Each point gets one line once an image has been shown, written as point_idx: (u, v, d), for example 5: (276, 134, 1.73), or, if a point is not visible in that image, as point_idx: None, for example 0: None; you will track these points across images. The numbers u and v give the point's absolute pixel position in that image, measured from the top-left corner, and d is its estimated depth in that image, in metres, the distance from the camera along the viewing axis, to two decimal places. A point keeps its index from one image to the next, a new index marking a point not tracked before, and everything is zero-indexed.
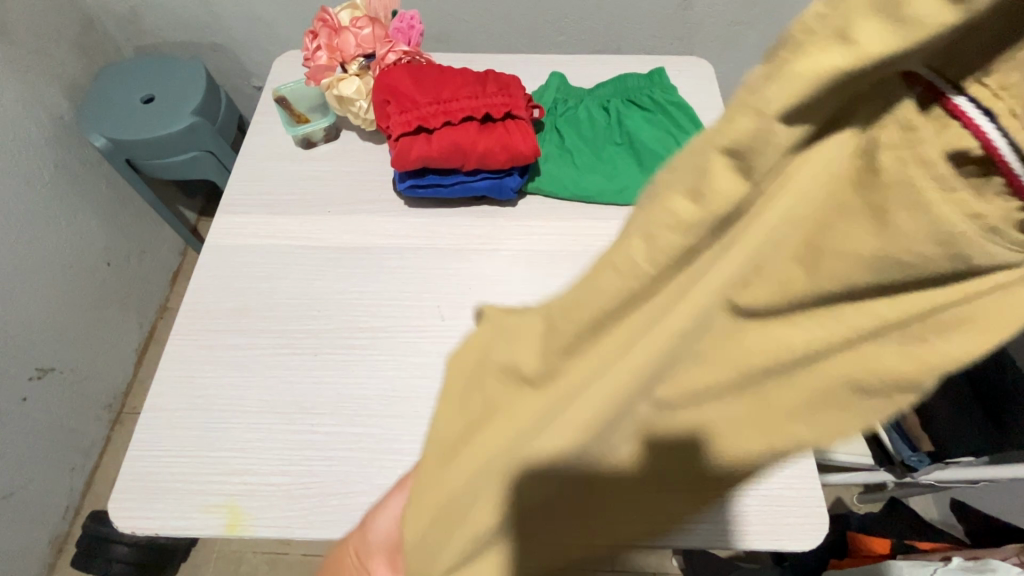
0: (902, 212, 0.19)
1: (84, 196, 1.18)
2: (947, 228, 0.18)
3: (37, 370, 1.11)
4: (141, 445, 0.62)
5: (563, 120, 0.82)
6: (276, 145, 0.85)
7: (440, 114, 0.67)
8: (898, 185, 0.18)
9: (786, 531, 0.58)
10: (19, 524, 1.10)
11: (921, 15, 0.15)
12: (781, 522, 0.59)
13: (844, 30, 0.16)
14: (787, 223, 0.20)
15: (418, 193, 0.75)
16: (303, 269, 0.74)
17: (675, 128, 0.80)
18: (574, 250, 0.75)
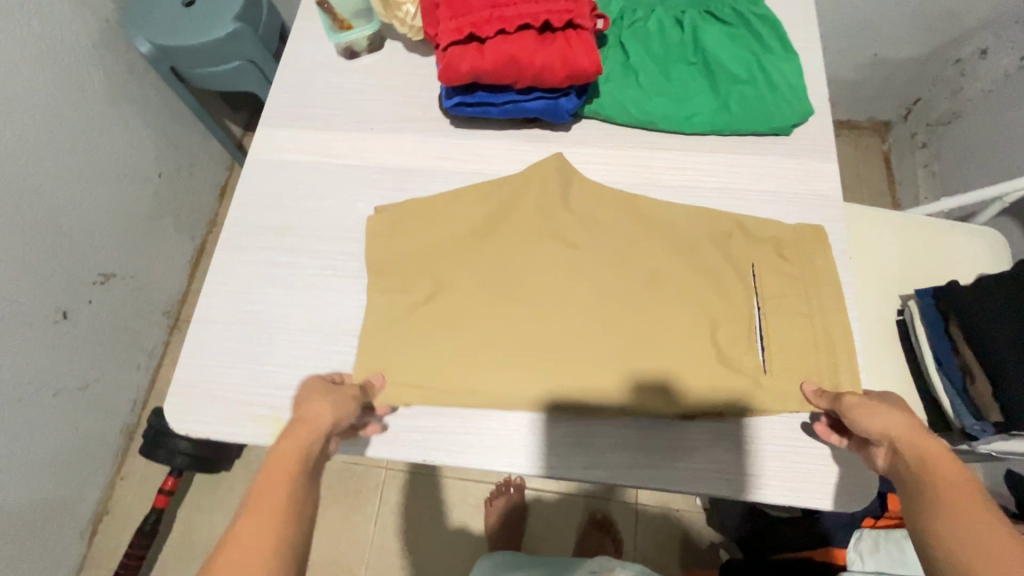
0: (770, 309, 0.63)
1: (135, 106, 1.17)
2: (770, 315, 0.62)
3: (100, 276, 1.17)
4: (193, 353, 0.64)
5: (629, 33, 0.73)
6: (319, 53, 0.80)
7: (494, 21, 0.60)
8: (789, 298, 0.63)
9: (808, 499, 0.56)
10: (95, 413, 1.21)
11: (812, 238, 0.65)
12: (821, 480, 0.57)
13: (806, 255, 0.64)
14: (738, 272, 0.64)
15: (466, 113, 0.69)
16: (346, 189, 0.72)
17: (758, 47, 0.71)
18: (631, 182, 0.70)
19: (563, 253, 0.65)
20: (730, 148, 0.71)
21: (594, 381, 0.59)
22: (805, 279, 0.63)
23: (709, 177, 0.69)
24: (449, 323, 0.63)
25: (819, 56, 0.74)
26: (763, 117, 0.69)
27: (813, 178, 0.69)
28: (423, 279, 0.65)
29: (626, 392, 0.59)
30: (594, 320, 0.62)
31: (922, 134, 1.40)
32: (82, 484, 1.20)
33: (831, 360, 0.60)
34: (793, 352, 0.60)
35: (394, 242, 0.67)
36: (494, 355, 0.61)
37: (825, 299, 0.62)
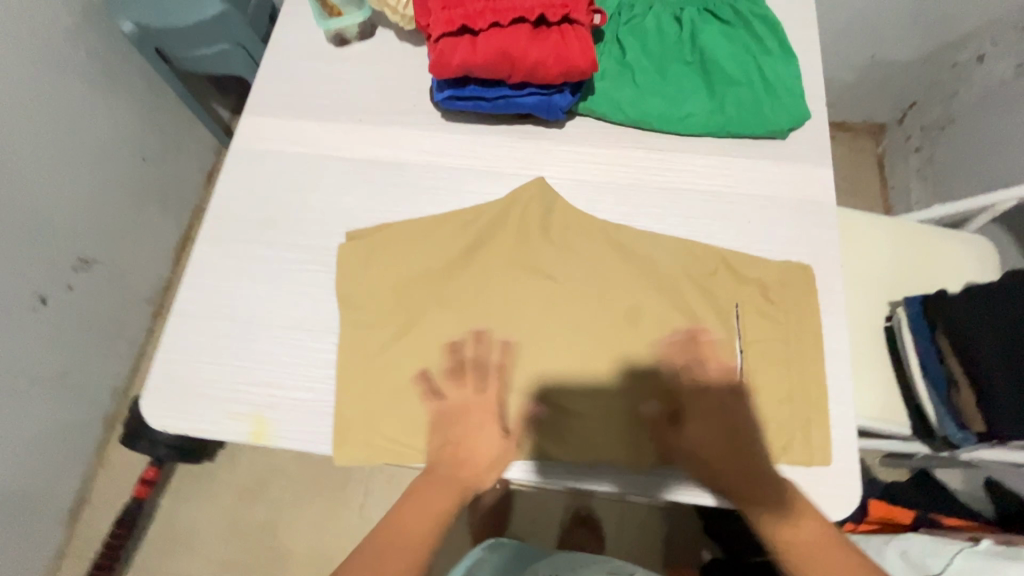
0: (751, 348, 0.61)
1: (118, 88, 1.14)
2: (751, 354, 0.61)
3: (81, 262, 1.15)
4: (172, 348, 0.63)
5: (626, 29, 0.71)
6: (307, 39, 0.77)
7: (488, 13, 0.58)
8: (771, 336, 0.61)
9: (811, 498, 0.56)
10: (74, 401, 1.18)
11: (800, 275, 0.63)
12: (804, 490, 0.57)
13: (793, 290, 0.63)
14: (722, 309, 0.62)
15: (457, 107, 0.67)
16: (332, 183, 0.70)
17: (756, 48, 0.70)
18: (623, 183, 0.69)
19: (542, 284, 0.63)
20: (724, 151, 0.70)
21: (563, 422, 0.59)
22: (790, 324, 0.62)
23: (702, 180, 0.69)
24: (420, 350, 0.61)
25: (817, 59, 0.73)
26: (759, 120, 0.68)
27: (807, 184, 0.68)
28: (398, 301, 0.63)
29: (586, 436, 0.58)
30: (561, 358, 0.60)
31: (915, 139, 1.40)
32: (61, 473, 1.18)
33: (806, 404, 0.59)
34: (769, 398, 0.59)
35: (370, 263, 0.65)
36: (458, 388, 0.60)
37: (806, 334, 0.62)
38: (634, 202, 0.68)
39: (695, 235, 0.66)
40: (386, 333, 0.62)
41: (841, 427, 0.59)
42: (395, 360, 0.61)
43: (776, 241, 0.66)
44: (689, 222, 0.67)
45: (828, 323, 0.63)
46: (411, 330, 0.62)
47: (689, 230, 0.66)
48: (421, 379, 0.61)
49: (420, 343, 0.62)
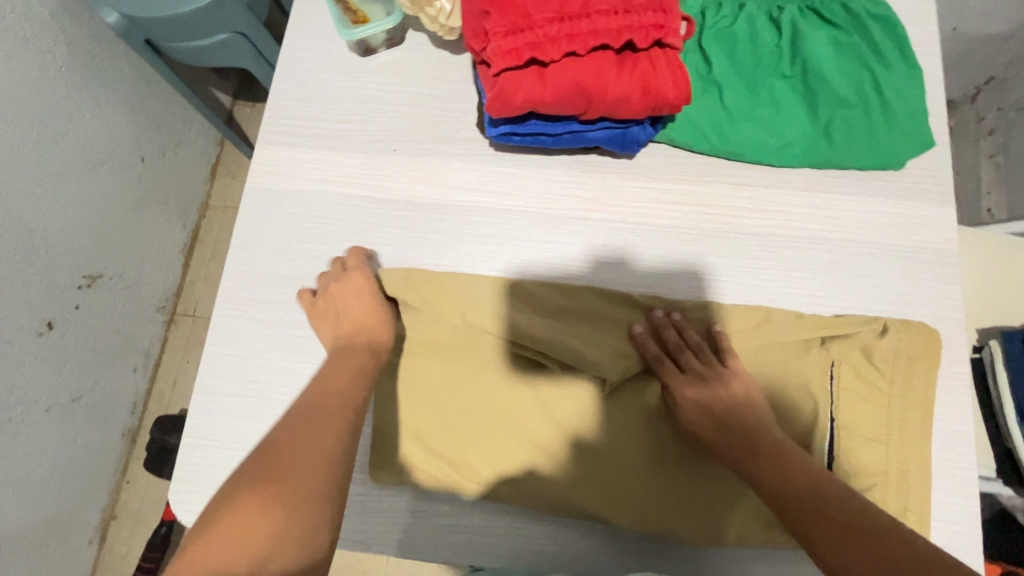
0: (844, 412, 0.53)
1: (102, 80, 1.00)
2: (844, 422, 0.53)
3: (86, 278, 1.04)
4: (197, 433, 0.56)
5: (713, 36, 0.59)
6: (325, 47, 0.65)
7: (562, 39, 0.46)
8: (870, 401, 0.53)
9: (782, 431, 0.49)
10: (96, 422, 1.11)
11: (914, 327, 0.54)
12: None
13: (907, 357, 0.53)
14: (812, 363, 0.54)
15: (512, 142, 0.57)
16: (367, 229, 0.60)
17: (871, 58, 0.58)
18: (708, 229, 0.59)
19: (601, 326, 0.55)
20: (829, 186, 0.59)
21: (624, 492, 0.52)
22: (896, 395, 0.53)
23: (801, 223, 0.58)
24: (467, 403, 0.55)
25: (938, 67, 0.61)
26: (872, 149, 0.57)
27: (926, 227, 0.57)
28: (446, 353, 0.56)
29: (647, 502, 0.52)
30: (621, 413, 0.54)
31: (991, 119, 1.03)
32: (86, 496, 1.12)
33: (904, 494, 0.51)
34: (861, 476, 0.52)
35: (404, 306, 0.57)
36: (514, 452, 0.54)
37: (916, 408, 0.53)
38: (719, 250, 0.58)
39: (794, 291, 0.57)
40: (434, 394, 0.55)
41: (966, 525, 0.51)
42: (444, 426, 0.55)
43: (888, 298, 0.56)
44: (783, 276, 0.57)
45: (949, 398, 0.54)
46: (452, 385, 0.55)
47: (783, 286, 0.57)
48: (461, 439, 0.54)
49: (464, 398, 0.55)
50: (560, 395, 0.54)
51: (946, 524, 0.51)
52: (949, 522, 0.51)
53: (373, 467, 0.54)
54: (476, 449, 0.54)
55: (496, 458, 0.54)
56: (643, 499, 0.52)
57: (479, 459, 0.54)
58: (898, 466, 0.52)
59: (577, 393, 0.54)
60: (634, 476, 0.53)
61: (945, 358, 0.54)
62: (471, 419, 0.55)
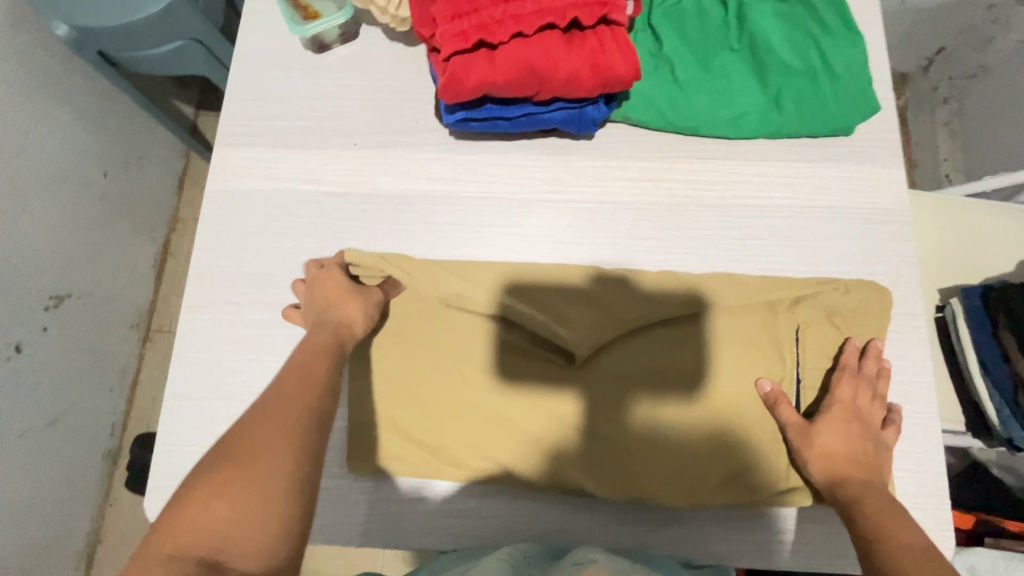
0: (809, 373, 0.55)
1: (56, 94, 0.98)
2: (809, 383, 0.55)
3: (53, 299, 1.01)
4: (170, 439, 0.55)
5: (662, 14, 0.60)
6: (278, 46, 0.65)
7: (509, 20, 0.47)
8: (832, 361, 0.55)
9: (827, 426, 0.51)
10: (73, 445, 1.08)
11: (869, 286, 0.56)
12: None
13: (862, 315, 0.55)
14: (777, 325, 0.55)
15: (470, 127, 0.57)
16: (332, 224, 0.60)
17: (815, 28, 0.60)
18: (668, 204, 0.60)
19: (572, 300, 0.56)
20: (783, 154, 0.60)
21: (602, 463, 0.53)
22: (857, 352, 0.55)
23: (758, 192, 0.60)
24: (442, 384, 0.56)
25: (880, 34, 0.63)
26: (821, 116, 0.58)
27: (877, 188, 0.59)
28: (418, 336, 0.57)
29: (625, 470, 0.53)
30: (598, 386, 0.55)
31: (944, 88, 1.07)
32: (69, 521, 1.10)
33: None
34: None
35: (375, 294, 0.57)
36: (490, 432, 0.55)
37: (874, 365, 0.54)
38: (680, 223, 0.59)
39: (755, 258, 0.58)
40: (415, 381, 0.56)
41: (930, 472, 0.53)
42: (425, 411, 0.55)
43: (845, 259, 0.58)
44: (745, 244, 0.58)
45: (909, 351, 0.55)
46: (425, 369, 0.56)
47: (746, 254, 0.58)
48: (438, 420, 0.55)
49: (439, 380, 0.56)
50: (534, 370, 0.55)
51: (913, 473, 0.53)
52: (916, 471, 0.53)
53: (353, 457, 0.55)
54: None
55: (479, 439, 0.54)
56: (620, 467, 0.53)
57: (461, 442, 0.55)
58: None
59: (554, 369, 0.55)
60: (612, 445, 0.54)
61: (903, 313, 0.56)
62: (445, 400, 0.55)
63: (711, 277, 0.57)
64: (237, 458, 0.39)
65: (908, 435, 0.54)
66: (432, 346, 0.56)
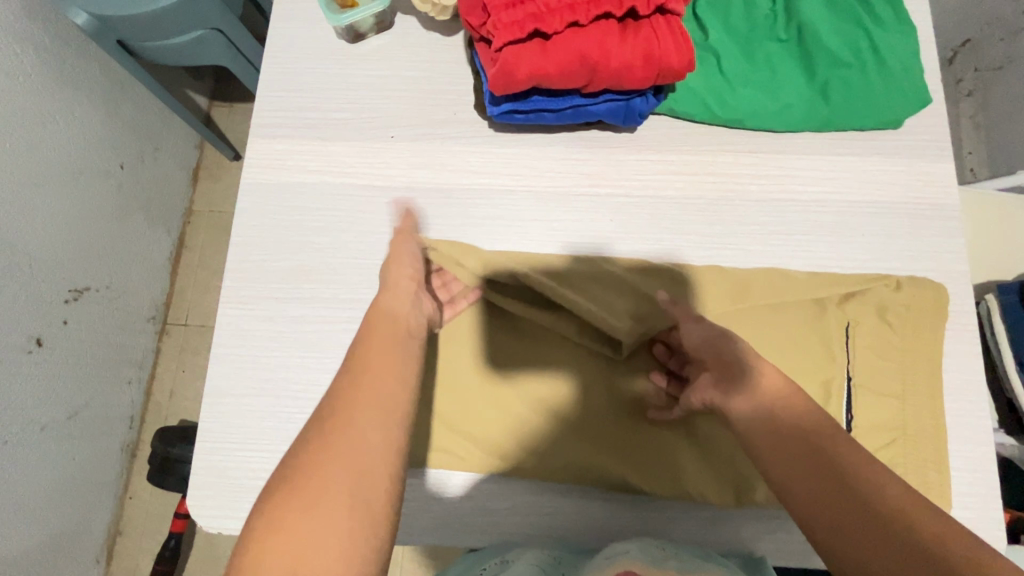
0: (861, 370, 0.54)
1: (73, 85, 0.96)
2: (860, 380, 0.53)
3: (72, 292, 1.00)
4: (210, 436, 0.54)
5: (708, 4, 0.59)
6: (311, 35, 0.64)
7: (564, 9, 0.45)
8: (884, 358, 0.54)
9: None
10: (93, 438, 1.08)
11: (922, 282, 0.55)
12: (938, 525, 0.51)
13: (915, 310, 0.54)
14: (827, 320, 0.54)
15: (513, 120, 0.56)
16: (369, 218, 0.59)
17: (865, 18, 0.58)
18: (712, 198, 0.59)
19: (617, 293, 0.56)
20: (829, 148, 0.59)
21: (645, 457, 0.54)
22: (909, 351, 0.54)
23: (804, 186, 0.58)
24: (485, 376, 0.56)
25: (928, 23, 0.61)
26: (870, 108, 0.57)
27: (925, 183, 0.58)
28: (461, 327, 0.57)
29: (668, 465, 0.53)
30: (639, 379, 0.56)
31: (969, 80, 1.04)
32: (89, 514, 1.09)
33: (921, 448, 0.52)
34: (879, 432, 0.52)
35: None
36: (533, 425, 0.55)
37: (927, 362, 0.53)
38: (725, 218, 0.58)
39: (802, 253, 0.57)
40: (459, 373, 0.56)
41: (981, 471, 0.52)
42: (468, 402, 0.55)
43: (893, 255, 0.57)
44: (791, 240, 0.57)
45: (959, 349, 0.54)
46: (468, 361, 0.56)
47: (793, 249, 0.57)
48: (480, 412, 0.55)
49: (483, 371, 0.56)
50: (577, 363, 0.56)
51: (964, 472, 0.52)
52: (967, 470, 0.52)
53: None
54: (502, 423, 0.55)
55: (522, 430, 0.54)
56: (664, 462, 0.53)
57: (502, 435, 0.54)
58: (914, 423, 0.52)
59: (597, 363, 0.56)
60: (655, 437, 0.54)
61: (953, 310, 0.55)
62: (488, 392, 0.55)
63: (760, 272, 0.56)
64: (313, 477, 0.35)
65: (959, 433, 0.53)
66: (475, 337, 0.57)
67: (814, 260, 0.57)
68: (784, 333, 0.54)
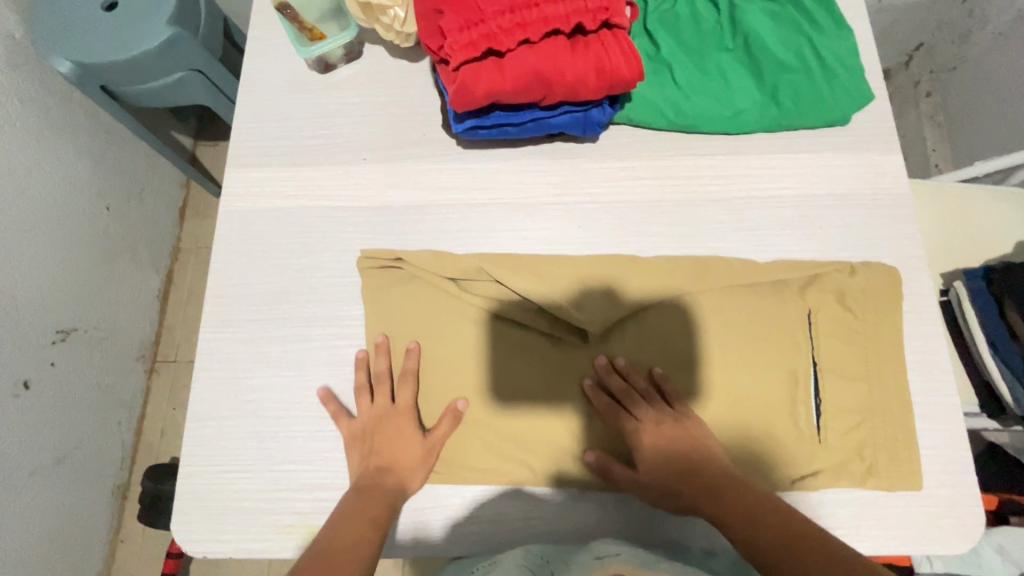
0: (826, 354, 0.55)
1: (58, 130, 0.99)
2: (824, 365, 0.55)
3: (59, 333, 1.01)
4: (193, 460, 0.55)
5: (657, 19, 0.63)
6: (284, 68, 0.67)
7: (514, 29, 0.48)
8: (848, 342, 0.55)
9: None
10: (82, 481, 1.06)
11: (874, 266, 0.57)
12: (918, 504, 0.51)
13: (869, 293, 0.56)
14: (789, 308, 0.56)
15: (478, 136, 0.59)
16: (345, 237, 0.61)
17: (805, 25, 0.62)
18: (675, 200, 0.61)
19: (585, 295, 0.57)
20: (782, 146, 0.62)
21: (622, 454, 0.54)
22: (869, 332, 0.55)
23: (762, 183, 0.61)
24: (458, 384, 0.56)
25: (866, 27, 0.65)
26: (817, 107, 0.60)
27: (877, 174, 0.61)
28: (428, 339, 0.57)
29: None
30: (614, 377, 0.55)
31: (926, 82, 1.09)
32: (79, 560, 1.07)
33: (889, 427, 0.53)
34: (847, 415, 0.54)
35: (390, 298, 0.58)
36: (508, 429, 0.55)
37: (887, 344, 0.55)
38: (689, 218, 0.60)
39: (765, 249, 0.59)
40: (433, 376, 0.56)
41: (954, 449, 0.53)
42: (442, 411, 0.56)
43: (853, 244, 0.59)
44: (754, 235, 0.59)
45: (923, 329, 0.56)
46: (440, 369, 0.56)
47: (756, 244, 0.59)
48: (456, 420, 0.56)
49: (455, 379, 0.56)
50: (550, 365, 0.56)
51: (938, 449, 0.53)
52: (942, 448, 0.53)
53: None
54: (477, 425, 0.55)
55: (492, 436, 0.55)
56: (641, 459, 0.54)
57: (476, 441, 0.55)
58: (881, 404, 0.54)
59: (570, 363, 0.56)
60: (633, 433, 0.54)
61: (913, 293, 0.57)
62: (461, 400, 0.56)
63: (721, 266, 0.58)
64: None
65: (930, 412, 0.54)
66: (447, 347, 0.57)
67: (775, 253, 0.59)
68: (750, 325, 0.55)
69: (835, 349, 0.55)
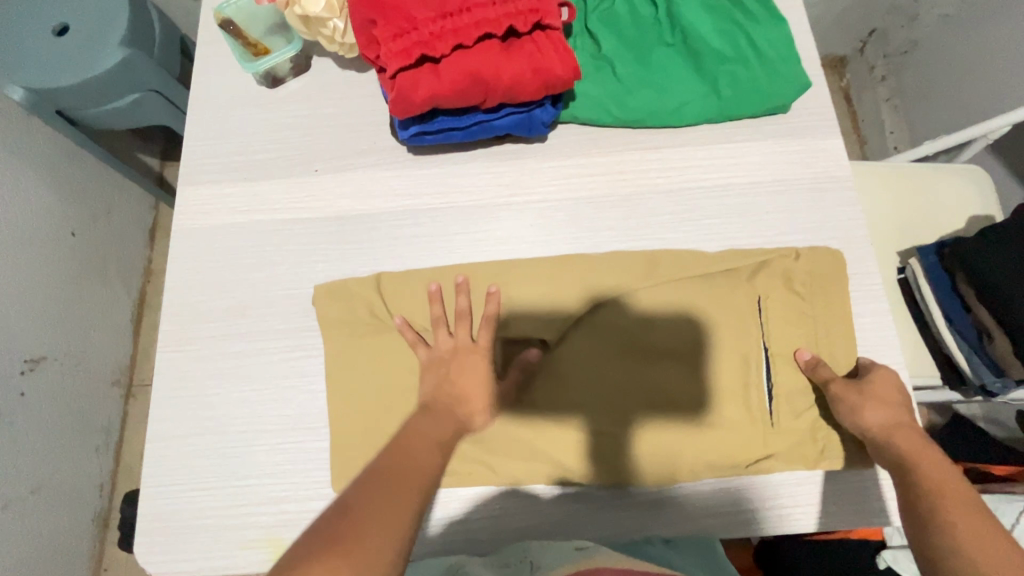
0: (777, 337, 0.56)
1: (17, 156, 0.98)
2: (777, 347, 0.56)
3: (28, 362, 0.99)
4: (155, 480, 0.55)
5: (597, 18, 0.64)
6: (232, 85, 0.67)
7: (447, 34, 0.49)
8: (795, 324, 0.57)
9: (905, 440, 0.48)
10: (60, 510, 1.05)
11: (817, 249, 0.58)
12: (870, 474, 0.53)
13: (814, 277, 0.57)
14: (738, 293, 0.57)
15: (426, 142, 0.59)
16: (300, 249, 0.61)
17: (741, 17, 0.63)
18: (624, 194, 0.62)
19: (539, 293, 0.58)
20: (726, 137, 0.63)
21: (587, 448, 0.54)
22: (815, 314, 0.57)
23: (708, 173, 0.62)
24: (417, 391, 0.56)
25: (803, 16, 0.67)
26: (757, 96, 0.62)
27: (819, 159, 0.62)
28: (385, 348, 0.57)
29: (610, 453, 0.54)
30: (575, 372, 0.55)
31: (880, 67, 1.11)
32: None
33: None
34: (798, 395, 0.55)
35: (343, 309, 0.58)
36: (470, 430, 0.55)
37: (834, 323, 0.56)
38: (639, 211, 0.61)
39: (714, 237, 0.60)
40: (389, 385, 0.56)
41: None
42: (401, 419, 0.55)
43: (799, 228, 0.60)
44: (703, 225, 0.61)
45: (868, 307, 0.58)
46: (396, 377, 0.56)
47: (705, 233, 0.60)
48: None
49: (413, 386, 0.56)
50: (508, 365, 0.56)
51: None
52: None
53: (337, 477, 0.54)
54: None
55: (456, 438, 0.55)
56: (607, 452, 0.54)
57: None
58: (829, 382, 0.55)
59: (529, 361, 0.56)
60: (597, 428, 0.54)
61: (858, 272, 0.58)
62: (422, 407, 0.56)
63: (671, 256, 0.59)
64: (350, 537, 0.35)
65: None
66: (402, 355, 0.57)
67: (722, 242, 0.60)
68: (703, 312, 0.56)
69: (785, 332, 0.56)
